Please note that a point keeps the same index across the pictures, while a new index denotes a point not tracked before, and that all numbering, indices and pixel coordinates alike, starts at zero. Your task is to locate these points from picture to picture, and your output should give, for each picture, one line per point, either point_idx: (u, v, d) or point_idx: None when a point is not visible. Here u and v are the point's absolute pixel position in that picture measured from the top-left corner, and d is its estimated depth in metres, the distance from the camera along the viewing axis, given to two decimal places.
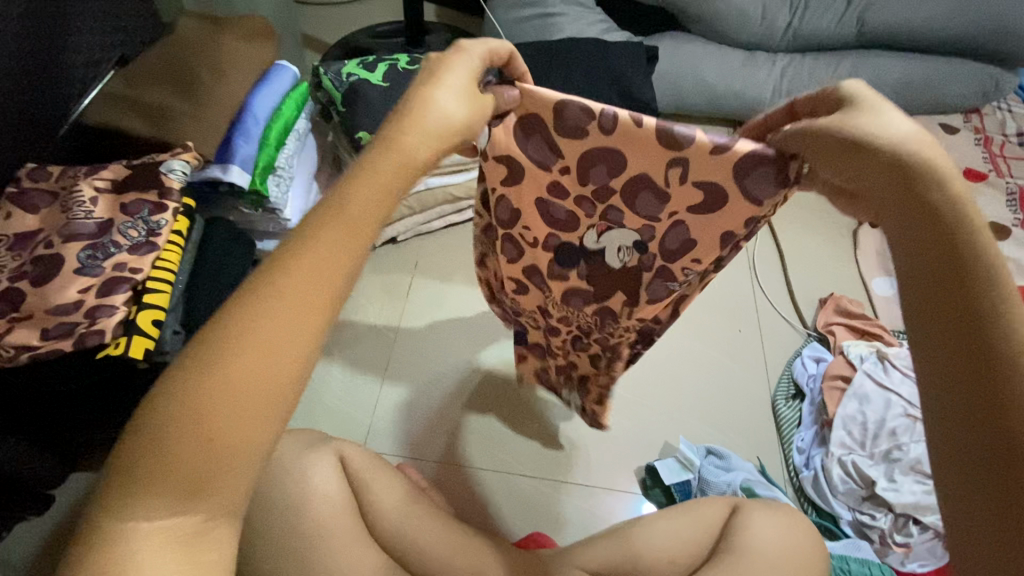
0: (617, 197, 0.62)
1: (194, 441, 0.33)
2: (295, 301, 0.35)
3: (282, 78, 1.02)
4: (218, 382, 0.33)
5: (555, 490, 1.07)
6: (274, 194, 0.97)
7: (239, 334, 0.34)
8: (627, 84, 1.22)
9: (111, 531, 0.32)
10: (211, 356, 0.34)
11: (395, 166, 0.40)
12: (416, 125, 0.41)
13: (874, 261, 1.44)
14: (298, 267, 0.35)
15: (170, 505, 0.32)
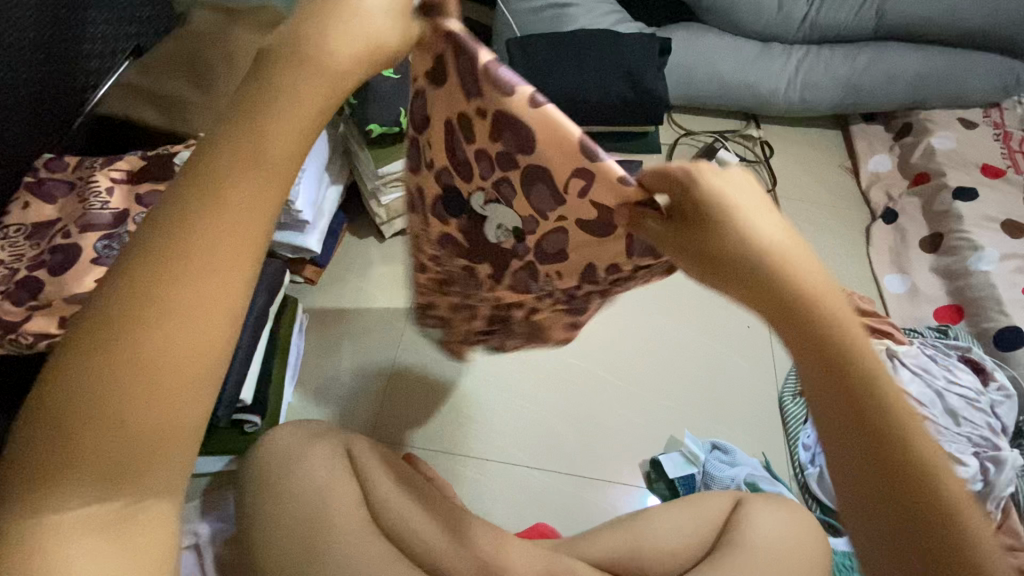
0: (517, 173, 0.57)
1: (94, 433, 0.28)
2: (204, 256, 0.29)
3: None
4: (115, 358, 0.28)
5: (559, 482, 1.08)
6: None
7: (145, 300, 0.29)
8: (639, 76, 1.20)
9: (26, 522, 0.29)
10: (104, 326, 0.28)
11: (315, 88, 0.34)
12: (335, 30, 0.35)
13: (886, 258, 1.43)
14: (205, 214, 0.30)
15: (84, 496, 0.29)
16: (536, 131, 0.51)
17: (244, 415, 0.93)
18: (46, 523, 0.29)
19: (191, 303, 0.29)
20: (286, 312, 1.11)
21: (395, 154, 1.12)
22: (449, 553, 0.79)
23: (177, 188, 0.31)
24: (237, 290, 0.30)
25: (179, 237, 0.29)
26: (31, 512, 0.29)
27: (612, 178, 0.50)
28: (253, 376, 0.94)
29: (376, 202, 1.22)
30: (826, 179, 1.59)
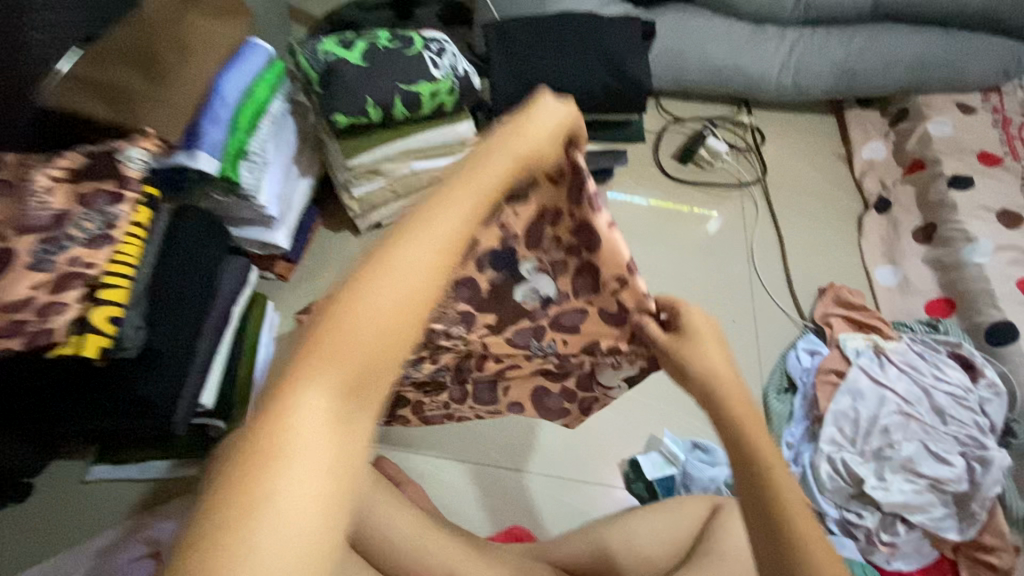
0: (573, 262, 0.67)
1: (342, 353, 0.36)
2: (432, 244, 0.39)
3: (252, 59, 0.97)
4: (364, 301, 0.37)
5: (536, 483, 1.06)
6: (247, 181, 0.95)
7: (352, 316, 0.37)
8: (620, 60, 1.15)
9: (267, 429, 0.33)
10: (355, 282, 0.38)
11: (481, 187, 0.43)
12: (499, 151, 0.45)
13: (878, 249, 1.39)
14: (426, 235, 0.40)
15: (326, 407, 0.34)
16: (604, 245, 0.63)
17: (208, 420, 0.91)
18: (281, 432, 0.33)
19: (387, 318, 0.37)
20: (254, 311, 1.07)
21: (365, 145, 1.07)
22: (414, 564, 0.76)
23: (377, 247, 0.39)
24: (421, 313, 0.39)
25: (413, 230, 0.40)
26: (279, 418, 0.33)
27: (639, 293, 0.62)
28: (215, 380, 0.91)
29: (348, 195, 1.17)
30: (818, 167, 1.54)
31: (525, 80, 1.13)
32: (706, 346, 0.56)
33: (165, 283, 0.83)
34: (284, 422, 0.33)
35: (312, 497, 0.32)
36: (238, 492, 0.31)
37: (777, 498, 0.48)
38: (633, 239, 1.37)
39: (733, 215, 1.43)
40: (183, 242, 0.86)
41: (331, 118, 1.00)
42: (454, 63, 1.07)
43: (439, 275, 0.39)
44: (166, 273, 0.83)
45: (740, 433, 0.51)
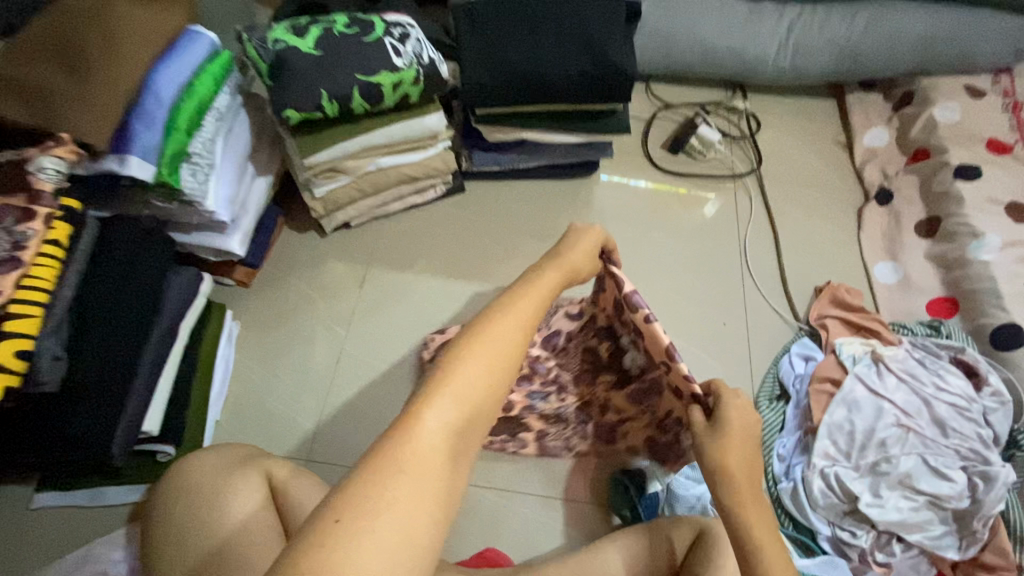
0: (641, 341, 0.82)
1: (465, 385, 0.48)
2: (525, 321, 0.55)
3: (195, 49, 0.88)
4: (480, 349, 0.50)
5: (515, 501, 1.01)
6: (190, 185, 0.86)
7: (449, 376, 0.48)
8: (601, 45, 1.05)
9: (409, 431, 0.45)
10: (475, 335, 0.51)
11: (539, 297, 0.59)
12: (549, 271, 0.64)
13: (879, 244, 1.32)
14: (504, 322, 0.53)
15: (451, 422, 0.46)
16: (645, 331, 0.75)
17: (154, 446, 0.86)
18: (418, 433, 0.45)
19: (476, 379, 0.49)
20: (210, 322, 1.00)
21: (323, 142, 0.99)
22: None
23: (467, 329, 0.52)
24: (502, 377, 0.51)
25: (513, 308, 0.55)
26: (410, 437, 0.44)
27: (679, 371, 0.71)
28: (160, 404, 0.83)
29: (310, 194, 1.09)
30: (817, 155, 1.45)
31: (498, 67, 1.04)
32: (731, 439, 0.64)
33: (95, 302, 0.77)
34: (421, 428, 0.45)
35: (435, 488, 0.43)
36: (389, 473, 0.42)
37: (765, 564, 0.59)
38: (618, 236, 1.30)
39: (725, 208, 1.35)
40: (117, 255, 0.79)
41: (282, 115, 0.91)
42: (419, 51, 0.97)
43: (517, 353, 0.52)
44: (100, 288, 0.77)
45: (741, 511, 0.61)
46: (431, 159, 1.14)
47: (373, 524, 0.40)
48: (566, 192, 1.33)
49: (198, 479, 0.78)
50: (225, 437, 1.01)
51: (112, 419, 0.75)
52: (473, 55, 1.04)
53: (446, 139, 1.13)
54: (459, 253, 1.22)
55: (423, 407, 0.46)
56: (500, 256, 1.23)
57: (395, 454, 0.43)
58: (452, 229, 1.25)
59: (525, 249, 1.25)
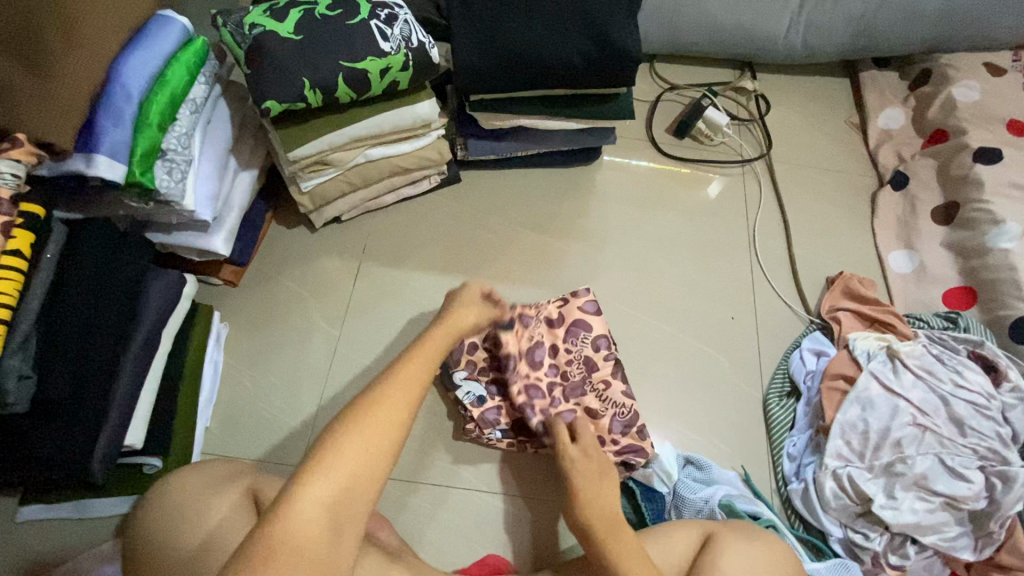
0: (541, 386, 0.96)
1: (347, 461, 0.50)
2: (412, 388, 0.57)
3: (164, 37, 0.81)
4: (364, 423, 0.52)
5: (515, 507, 0.97)
6: (164, 184, 0.81)
7: (332, 452, 0.50)
8: (601, 25, 0.99)
9: (287, 511, 0.47)
10: (363, 403, 0.53)
11: (428, 354, 0.62)
12: (440, 331, 0.68)
13: (893, 232, 1.27)
14: (392, 389, 0.55)
15: (332, 494, 0.49)
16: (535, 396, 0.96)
17: (141, 459, 0.82)
18: (296, 513, 0.47)
19: (362, 451, 0.51)
20: (199, 324, 0.95)
21: (307, 135, 0.93)
22: None
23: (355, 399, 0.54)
24: (391, 443, 0.52)
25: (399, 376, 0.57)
26: (290, 515, 0.47)
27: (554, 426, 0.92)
28: (144, 418, 0.78)
29: (297, 188, 1.03)
30: (829, 138, 1.39)
31: (493, 50, 0.97)
32: (580, 487, 0.80)
33: (65, 322, 0.71)
34: (299, 508, 0.47)
35: (313, 563, 0.46)
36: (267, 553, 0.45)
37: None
38: (622, 226, 1.24)
39: (732, 195, 1.29)
40: (87, 266, 0.74)
41: (261, 106, 0.85)
42: (408, 34, 0.91)
43: (406, 414, 0.54)
44: (63, 305, 0.71)
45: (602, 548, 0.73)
46: (424, 149, 1.08)
47: None
48: (567, 180, 1.27)
49: (182, 495, 0.76)
50: (216, 444, 0.97)
51: (93, 433, 0.71)
52: (465, 37, 0.97)
53: (439, 128, 1.07)
54: (455, 247, 1.17)
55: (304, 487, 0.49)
56: (499, 249, 1.18)
57: (274, 535, 0.46)
58: (448, 222, 1.19)
59: (524, 243, 1.19)
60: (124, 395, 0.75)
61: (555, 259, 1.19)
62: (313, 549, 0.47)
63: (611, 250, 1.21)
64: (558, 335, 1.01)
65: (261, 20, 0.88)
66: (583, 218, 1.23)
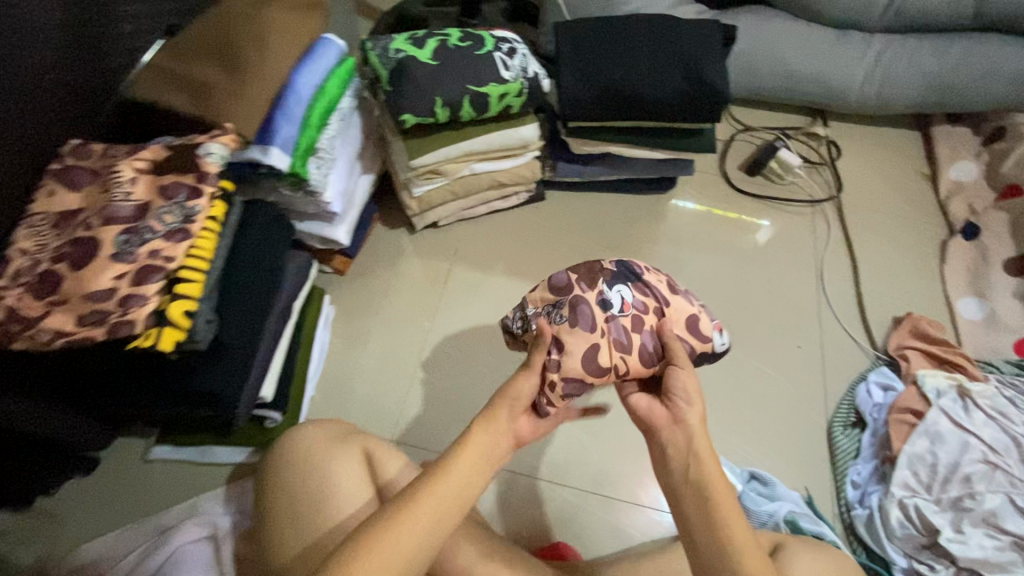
0: (609, 346, 0.76)
1: (394, 546, 0.56)
2: (456, 484, 0.61)
3: (327, 55, 0.97)
4: (384, 539, 0.56)
5: (580, 498, 1.05)
6: (314, 177, 0.94)
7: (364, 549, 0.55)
8: (696, 66, 1.09)
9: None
10: (397, 513, 0.58)
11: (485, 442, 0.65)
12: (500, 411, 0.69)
13: (965, 277, 1.30)
14: (414, 506, 0.59)
15: None
16: (614, 354, 0.75)
17: (265, 412, 0.92)
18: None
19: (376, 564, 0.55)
20: (312, 304, 1.07)
21: (429, 145, 1.07)
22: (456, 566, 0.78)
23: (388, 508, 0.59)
24: (406, 560, 0.56)
25: (431, 492, 0.60)
26: None
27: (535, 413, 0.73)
28: (274, 374, 0.91)
29: (408, 193, 1.17)
30: (900, 186, 1.44)
31: (595, 83, 1.09)
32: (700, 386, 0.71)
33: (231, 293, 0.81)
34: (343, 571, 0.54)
35: None
36: None
37: (717, 506, 0.61)
38: (693, 252, 1.31)
39: (801, 230, 1.36)
40: (249, 247, 0.85)
41: (399, 119, 0.99)
42: (525, 65, 1.05)
43: (425, 534, 0.57)
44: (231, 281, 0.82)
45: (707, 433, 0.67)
46: (520, 167, 1.20)
47: None
48: (643, 206, 1.36)
49: (308, 448, 0.85)
50: (319, 412, 1.08)
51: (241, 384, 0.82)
52: (571, 70, 1.09)
53: (535, 150, 1.18)
54: (536, 257, 1.28)
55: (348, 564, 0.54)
56: (577, 265, 1.28)
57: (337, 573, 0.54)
58: (533, 234, 1.30)
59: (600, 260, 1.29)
60: (265, 352, 0.87)
61: None
62: None
63: (682, 274, 1.29)
64: (661, 299, 0.81)
65: (403, 47, 1.03)
66: (657, 242, 1.32)
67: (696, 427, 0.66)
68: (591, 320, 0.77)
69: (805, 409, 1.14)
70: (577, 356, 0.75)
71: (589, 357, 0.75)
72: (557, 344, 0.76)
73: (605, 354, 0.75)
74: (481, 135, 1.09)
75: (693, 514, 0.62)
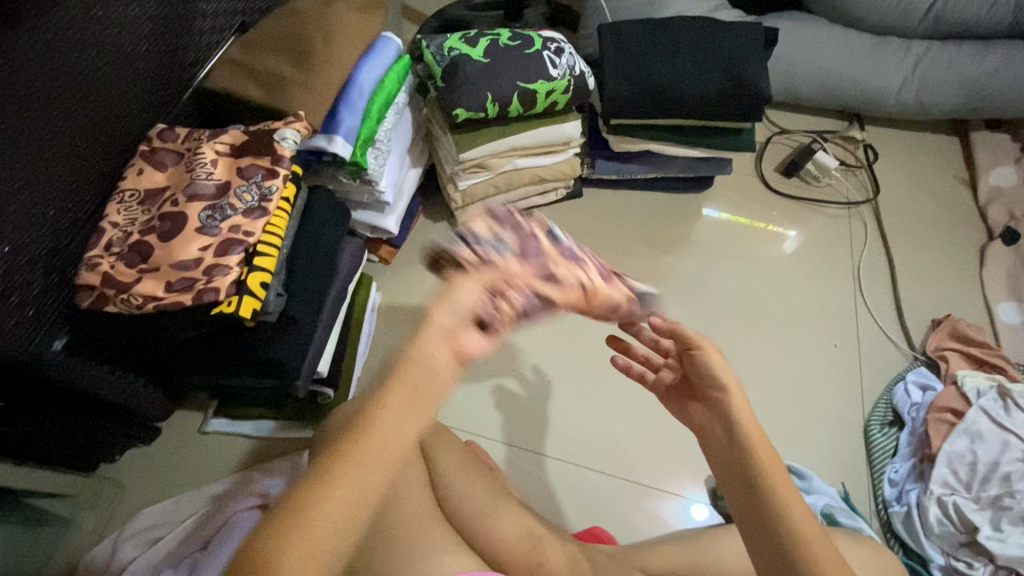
0: (563, 270, 0.62)
1: (354, 479, 0.43)
2: (416, 392, 0.47)
3: (386, 52, 1.02)
4: (341, 471, 0.43)
5: (616, 485, 1.08)
6: (372, 167, 0.99)
7: (321, 489, 0.42)
8: (739, 67, 1.12)
9: (291, 524, 0.41)
10: (351, 440, 0.44)
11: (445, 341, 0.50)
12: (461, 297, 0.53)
13: (1004, 282, 1.29)
14: (370, 430, 0.45)
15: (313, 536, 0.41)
16: (574, 285, 0.62)
17: (319, 388, 0.98)
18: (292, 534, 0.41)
19: (335, 500, 0.42)
20: (360, 290, 1.12)
21: (477, 139, 1.11)
22: (499, 538, 0.78)
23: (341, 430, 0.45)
24: (374, 485, 0.43)
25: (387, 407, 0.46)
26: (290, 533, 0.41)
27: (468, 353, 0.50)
28: (329, 352, 0.96)
29: (453, 186, 1.21)
30: (938, 191, 1.44)
31: (639, 82, 1.12)
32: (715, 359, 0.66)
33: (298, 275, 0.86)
34: (300, 514, 0.41)
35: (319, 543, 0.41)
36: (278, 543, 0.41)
37: None
38: (729, 250, 1.33)
39: (837, 232, 1.37)
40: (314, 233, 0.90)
41: (452, 113, 1.04)
42: (572, 64, 1.09)
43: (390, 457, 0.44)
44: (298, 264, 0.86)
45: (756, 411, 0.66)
46: (561, 163, 1.24)
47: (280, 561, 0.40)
48: (679, 205, 1.39)
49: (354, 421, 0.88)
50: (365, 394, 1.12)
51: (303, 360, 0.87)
52: (616, 69, 1.13)
53: (576, 146, 1.22)
54: None
55: (304, 503, 0.42)
56: (614, 259, 1.31)
57: (290, 517, 0.42)
58: (571, 229, 1.34)
59: (635, 255, 1.31)
60: (323, 331, 0.92)
61: (664, 273, 1.30)
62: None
63: (718, 271, 1.31)
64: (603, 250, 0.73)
65: (456, 46, 1.08)
66: (692, 240, 1.34)
67: (739, 413, 0.62)
68: (540, 247, 0.63)
69: (841, 407, 1.14)
70: (534, 279, 0.59)
71: (544, 278, 0.59)
72: (500, 274, 0.56)
73: (563, 277, 0.61)
74: (527, 131, 1.14)
75: (735, 490, 0.58)
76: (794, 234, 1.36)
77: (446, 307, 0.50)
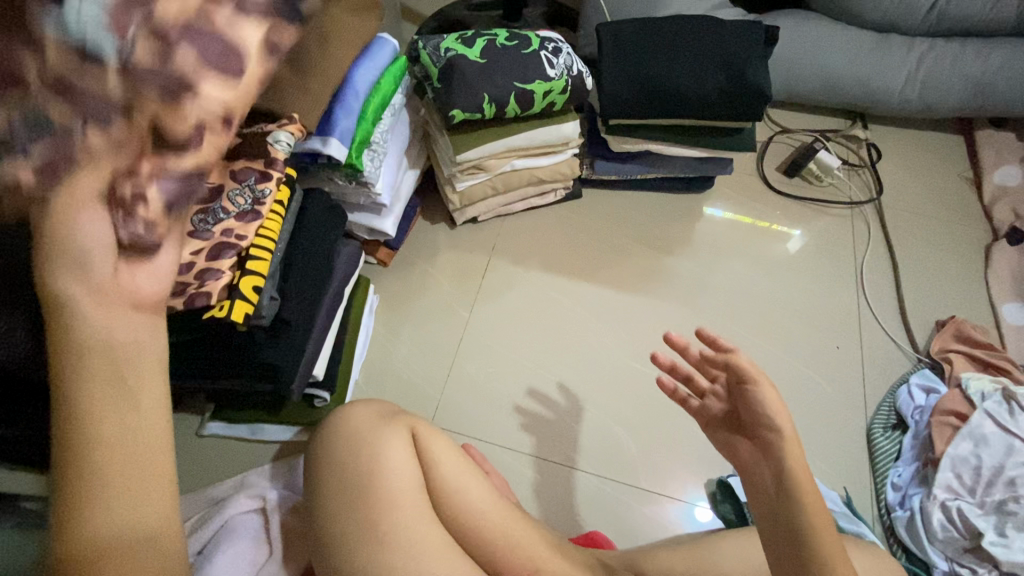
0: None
1: (125, 454, 0.44)
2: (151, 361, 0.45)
3: (382, 53, 1.01)
4: (115, 448, 0.44)
5: (614, 488, 1.07)
6: (368, 169, 0.99)
7: (85, 475, 0.43)
8: (740, 67, 1.11)
9: (92, 503, 0.44)
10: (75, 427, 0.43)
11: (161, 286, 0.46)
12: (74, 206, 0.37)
13: (1010, 282, 1.27)
14: (116, 416, 0.43)
15: (108, 510, 0.44)
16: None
17: (315, 392, 0.97)
18: (99, 508, 0.44)
19: (113, 475, 0.44)
20: (358, 291, 1.11)
21: (475, 141, 1.10)
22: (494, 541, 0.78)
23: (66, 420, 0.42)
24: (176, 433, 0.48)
25: (90, 386, 0.43)
26: (89, 503, 0.43)
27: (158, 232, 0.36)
28: (325, 354, 0.96)
29: (451, 188, 1.20)
30: (942, 190, 1.43)
31: (638, 83, 1.11)
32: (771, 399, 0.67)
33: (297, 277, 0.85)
34: (91, 489, 0.43)
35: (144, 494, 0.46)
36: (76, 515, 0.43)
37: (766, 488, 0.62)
38: (730, 251, 1.32)
39: (839, 231, 1.35)
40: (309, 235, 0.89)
41: (449, 115, 1.03)
42: (570, 64, 1.08)
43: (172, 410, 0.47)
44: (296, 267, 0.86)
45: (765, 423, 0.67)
46: (560, 164, 1.23)
47: (99, 524, 0.44)
48: (679, 205, 1.38)
49: None
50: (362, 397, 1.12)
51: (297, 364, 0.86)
52: (614, 70, 1.12)
53: (575, 147, 1.21)
54: (573, 251, 1.30)
55: (87, 486, 0.43)
56: (613, 260, 1.30)
57: (81, 498, 0.43)
58: (570, 230, 1.33)
59: (635, 255, 1.30)
60: (318, 334, 0.92)
61: (664, 274, 1.28)
62: (137, 537, 0.45)
63: (719, 271, 1.29)
64: None
65: (453, 46, 1.07)
66: (692, 240, 1.33)
67: (790, 461, 0.63)
68: None
69: (842, 409, 1.13)
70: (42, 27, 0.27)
71: None
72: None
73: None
74: (525, 133, 1.13)
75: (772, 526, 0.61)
76: (799, 233, 1.35)
77: (64, 269, 0.40)
